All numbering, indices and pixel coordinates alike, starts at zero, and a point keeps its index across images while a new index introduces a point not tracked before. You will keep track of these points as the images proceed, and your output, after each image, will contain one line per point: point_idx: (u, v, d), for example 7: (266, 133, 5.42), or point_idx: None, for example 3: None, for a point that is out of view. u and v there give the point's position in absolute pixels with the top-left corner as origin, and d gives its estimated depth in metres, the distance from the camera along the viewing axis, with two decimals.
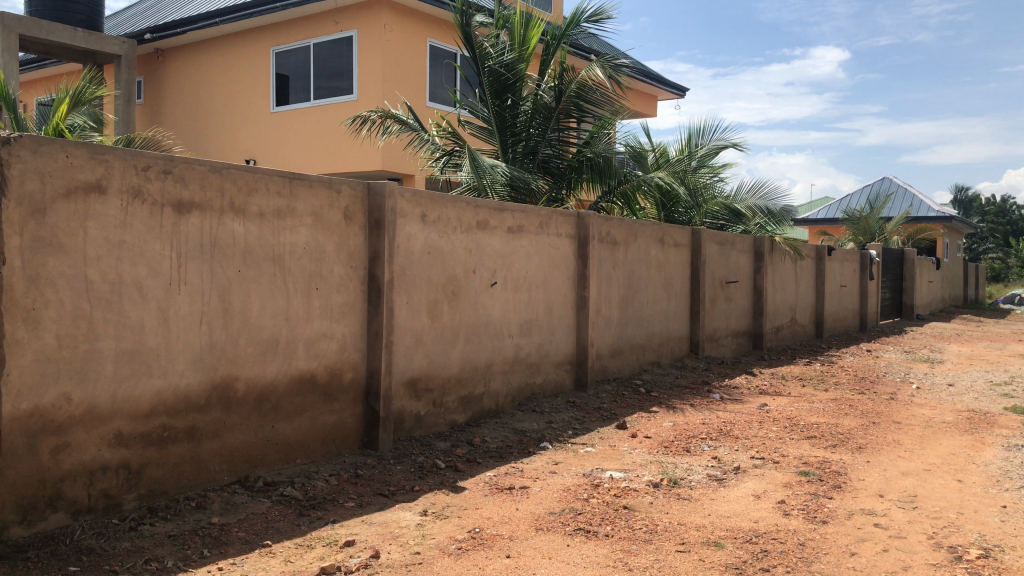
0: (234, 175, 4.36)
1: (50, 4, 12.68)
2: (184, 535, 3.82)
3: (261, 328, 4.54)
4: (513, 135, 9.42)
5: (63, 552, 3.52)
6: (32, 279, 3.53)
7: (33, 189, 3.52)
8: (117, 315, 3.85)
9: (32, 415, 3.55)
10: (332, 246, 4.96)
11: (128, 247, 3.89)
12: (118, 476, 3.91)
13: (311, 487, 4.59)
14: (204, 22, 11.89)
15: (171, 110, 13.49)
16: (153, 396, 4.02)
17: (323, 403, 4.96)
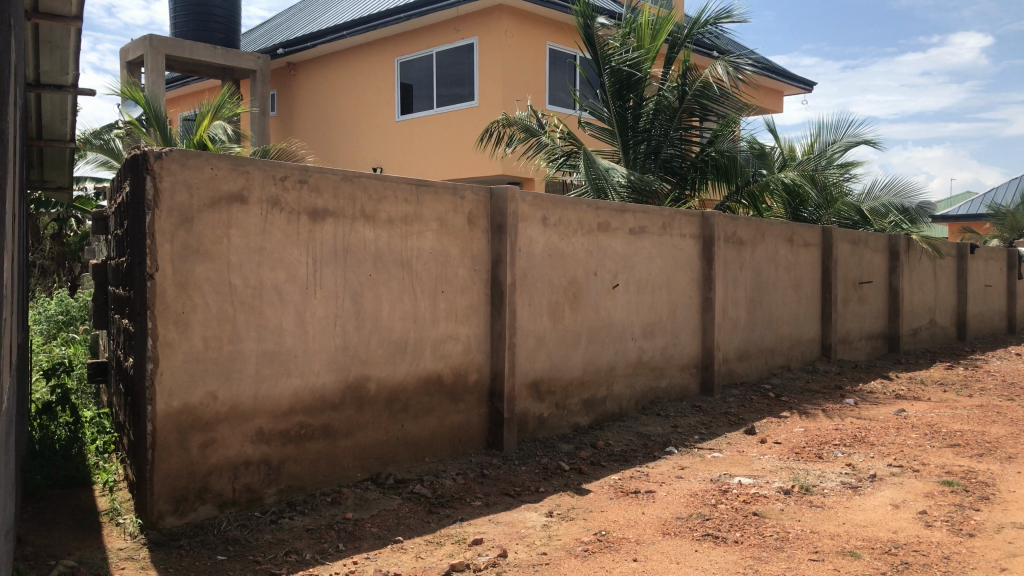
0: (364, 184, 4.52)
1: (193, 25, 13.46)
2: (321, 529, 3.99)
3: (391, 330, 4.69)
4: (635, 135, 9.36)
5: (212, 542, 3.74)
6: (182, 284, 3.78)
7: (182, 200, 3.76)
8: (258, 318, 4.06)
9: (183, 412, 3.80)
10: (457, 250, 5.07)
11: (268, 253, 4.10)
12: (260, 471, 4.12)
13: (439, 485, 4.70)
14: (333, 35, 12.35)
15: (304, 122, 14.06)
16: (291, 394, 4.22)
17: (450, 404, 5.08)
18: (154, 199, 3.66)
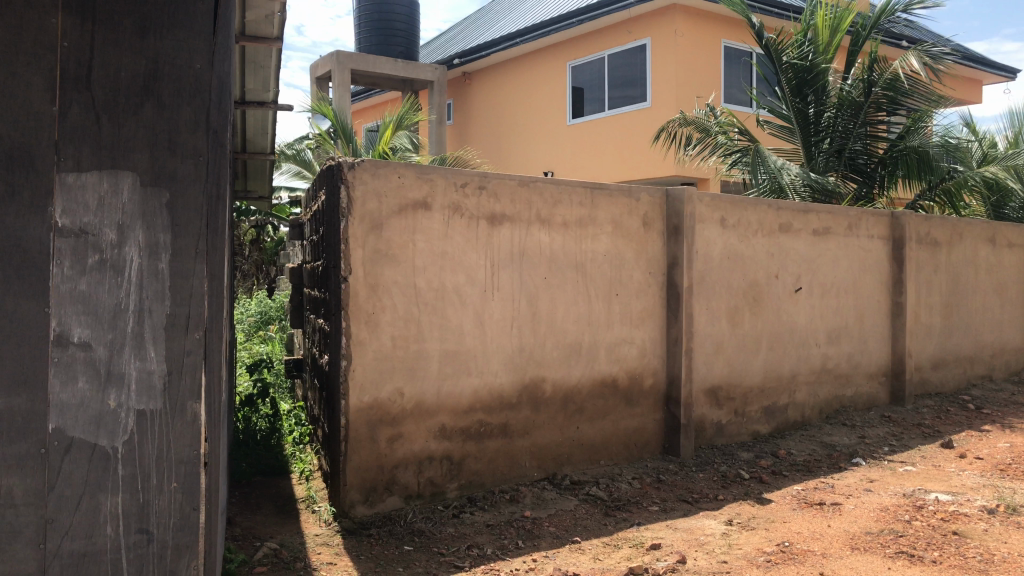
0: (541, 188, 4.60)
1: (376, 40, 14.13)
2: (500, 526, 4.09)
3: (566, 333, 4.75)
4: (817, 133, 8.99)
5: (399, 532, 3.92)
6: (372, 286, 3.99)
7: (372, 208, 3.98)
8: (441, 318, 4.23)
9: (373, 407, 4.01)
10: (633, 253, 5.06)
11: (450, 256, 4.25)
12: (443, 466, 4.27)
13: (615, 488, 4.70)
14: (507, 43, 12.62)
15: (479, 130, 14.44)
16: (471, 393, 4.35)
17: (626, 407, 5.07)
18: (348, 207, 3.90)
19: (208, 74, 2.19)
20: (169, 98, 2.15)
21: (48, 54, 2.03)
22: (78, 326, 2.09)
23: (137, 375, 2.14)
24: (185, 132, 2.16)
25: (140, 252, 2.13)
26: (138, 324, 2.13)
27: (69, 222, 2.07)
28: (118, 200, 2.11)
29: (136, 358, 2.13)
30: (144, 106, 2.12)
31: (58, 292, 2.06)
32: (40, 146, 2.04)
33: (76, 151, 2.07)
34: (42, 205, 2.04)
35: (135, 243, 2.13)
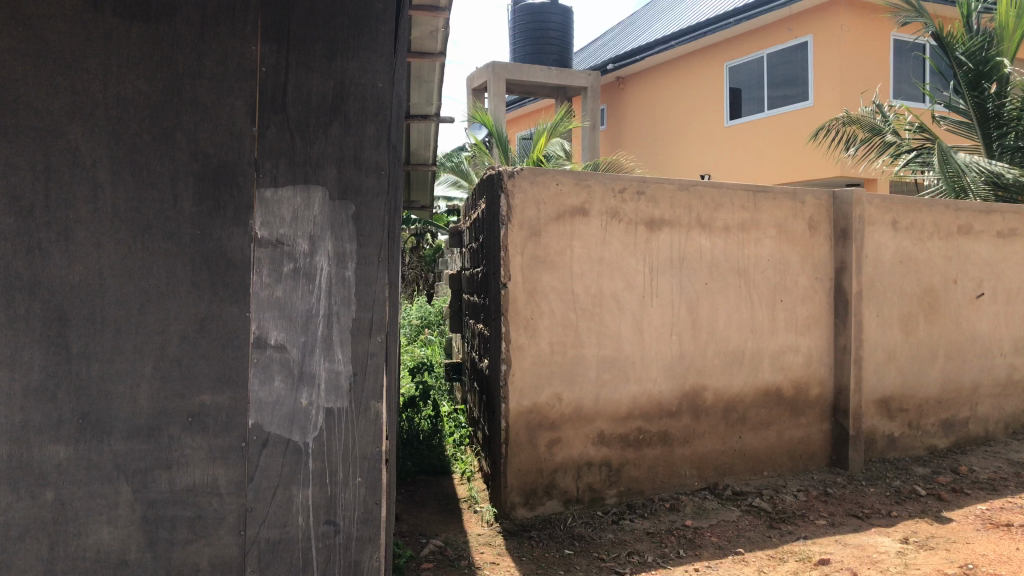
0: (701, 193, 4.54)
1: (531, 49, 14.34)
2: (661, 533, 4.06)
3: (728, 340, 4.66)
4: (998, 126, 8.33)
5: (559, 536, 3.97)
6: (531, 292, 4.08)
7: (531, 215, 4.07)
8: (599, 324, 4.25)
9: (532, 411, 4.08)
10: (797, 257, 4.90)
11: (608, 262, 4.27)
12: (602, 472, 4.29)
13: (780, 500, 4.55)
14: (661, 46, 12.48)
15: (634, 135, 14.34)
16: (630, 400, 4.34)
17: (790, 417, 4.91)
18: (507, 214, 4.01)
19: (390, 92, 2.32)
20: (354, 116, 2.29)
21: (249, 79, 2.22)
22: (274, 329, 2.26)
23: (326, 376, 2.28)
24: (368, 147, 2.30)
25: (329, 261, 2.29)
26: (327, 328, 2.28)
27: (267, 234, 2.24)
28: (310, 213, 2.27)
29: (326, 359, 2.28)
30: (331, 125, 2.27)
31: (257, 298, 2.24)
32: (242, 164, 2.22)
33: (273, 168, 2.24)
34: (244, 218, 2.23)
35: (324, 252, 2.28)
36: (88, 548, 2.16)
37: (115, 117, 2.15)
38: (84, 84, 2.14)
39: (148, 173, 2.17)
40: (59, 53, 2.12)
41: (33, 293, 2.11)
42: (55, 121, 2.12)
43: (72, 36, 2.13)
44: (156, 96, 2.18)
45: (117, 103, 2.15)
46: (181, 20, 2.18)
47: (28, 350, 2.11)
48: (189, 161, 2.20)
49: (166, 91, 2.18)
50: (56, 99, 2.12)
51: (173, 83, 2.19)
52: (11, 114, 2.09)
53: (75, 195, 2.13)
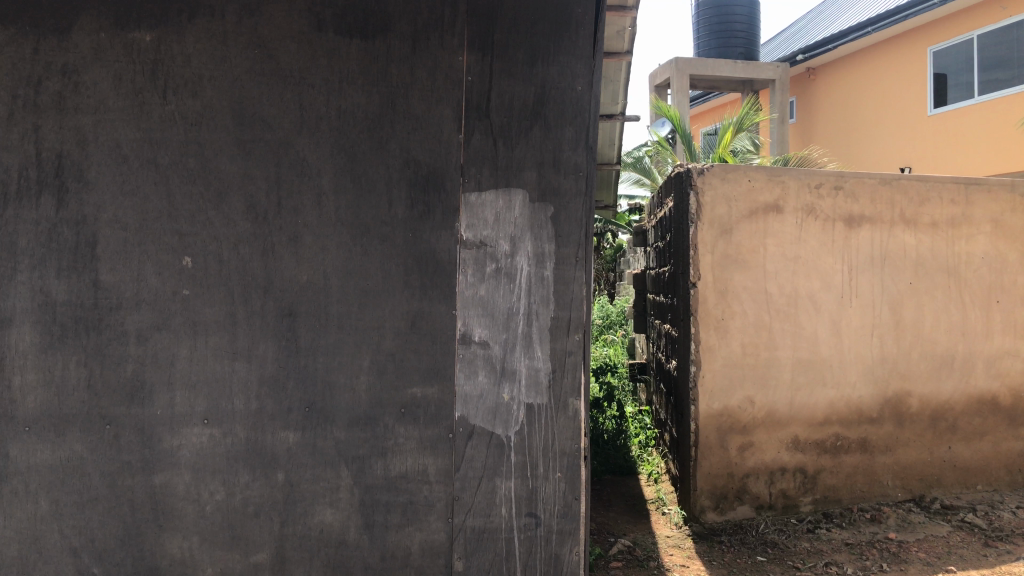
0: (905, 187, 4.28)
1: (715, 43, 14.01)
2: (861, 545, 3.86)
3: (936, 343, 4.36)
4: None
5: (751, 542, 3.88)
6: (722, 292, 4.01)
7: (722, 213, 4.01)
8: (793, 325, 4.10)
9: (723, 413, 4.01)
10: (1016, 255, 4.52)
11: (803, 262, 4.12)
12: (796, 478, 4.13)
13: (997, 517, 4.20)
14: (856, 33, 11.83)
15: (826, 128, 13.67)
16: (828, 404, 4.16)
17: (1009, 427, 4.53)
18: (697, 213, 3.97)
19: (588, 95, 2.38)
20: (554, 119, 2.36)
21: (456, 89, 2.35)
22: (478, 327, 2.36)
23: (527, 372, 2.36)
24: (567, 149, 2.37)
25: (529, 260, 2.36)
26: (527, 325, 2.36)
27: (472, 236, 2.35)
28: (511, 215, 2.35)
29: (526, 356, 2.36)
30: (533, 129, 2.35)
31: (463, 297, 2.36)
32: (450, 169, 2.35)
33: (478, 173, 2.35)
34: (451, 221, 2.35)
35: (525, 252, 2.36)
36: (314, 527, 2.34)
37: (337, 129, 2.33)
38: (310, 99, 2.32)
39: (367, 179, 2.34)
40: (288, 71, 2.32)
41: (267, 291, 2.31)
42: (285, 135, 2.32)
43: (300, 56, 2.32)
44: (373, 108, 2.34)
45: (338, 117, 2.33)
46: (395, 36, 2.34)
47: (263, 343, 2.31)
48: (402, 168, 2.35)
49: (381, 103, 2.34)
50: (286, 115, 2.32)
51: (388, 96, 2.34)
52: (248, 128, 2.31)
53: (303, 202, 2.33)
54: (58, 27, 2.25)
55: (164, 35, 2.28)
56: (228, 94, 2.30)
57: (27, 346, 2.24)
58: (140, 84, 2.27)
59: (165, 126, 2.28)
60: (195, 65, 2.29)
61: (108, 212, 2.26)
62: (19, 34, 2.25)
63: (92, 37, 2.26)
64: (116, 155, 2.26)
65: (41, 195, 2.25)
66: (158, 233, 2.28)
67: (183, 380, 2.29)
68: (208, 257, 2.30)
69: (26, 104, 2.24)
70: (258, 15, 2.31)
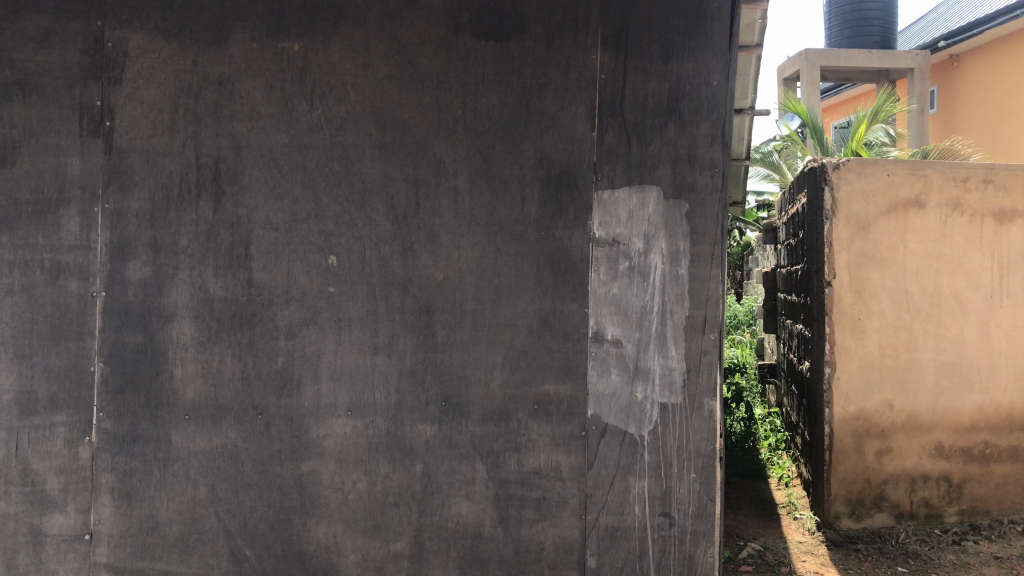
0: None
1: (849, 33, 13.47)
2: (1013, 559, 3.64)
3: None
4: None
5: (891, 551, 3.73)
6: (859, 291, 3.87)
7: (858, 208, 3.86)
8: (937, 326, 3.88)
9: (860, 417, 3.85)
10: None
11: (948, 259, 3.90)
12: (940, 487, 3.90)
13: None
14: (1004, 16, 11.07)
15: (971, 117, 12.87)
16: (975, 410, 3.89)
17: None
18: (832, 209, 3.85)
19: (723, 89, 2.36)
20: (689, 116, 2.36)
21: (590, 87, 2.37)
22: (611, 325, 2.37)
23: (660, 372, 2.36)
24: (702, 146, 2.36)
25: (663, 259, 2.36)
26: (660, 324, 2.36)
27: (605, 233, 2.37)
28: (645, 212, 2.36)
29: (660, 354, 2.36)
30: (667, 125, 2.35)
31: (595, 294, 2.37)
32: (583, 168, 2.37)
33: (611, 171, 2.36)
34: (583, 219, 2.37)
35: (659, 250, 2.36)
36: (450, 519, 2.40)
37: (473, 130, 2.39)
38: (447, 102, 2.39)
39: (501, 179, 2.38)
40: (426, 75, 2.39)
41: (406, 288, 2.39)
42: (424, 137, 2.39)
43: (438, 60, 2.39)
44: (507, 108, 2.38)
45: (474, 118, 2.38)
46: (530, 36, 2.38)
47: (402, 339, 2.39)
48: (535, 167, 2.38)
49: (516, 103, 2.38)
50: (424, 117, 2.39)
51: (523, 96, 2.38)
52: (389, 131, 2.39)
53: (440, 202, 2.39)
54: (215, 39, 2.38)
55: (311, 44, 2.39)
56: (370, 98, 2.39)
57: (187, 339, 2.38)
58: (289, 91, 2.39)
59: (312, 131, 2.39)
60: (340, 72, 2.39)
61: (260, 213, 2.39)
62: (179, 47, 2.38)
63: (245, 48, 2.39)
64: (268, 160, 2.38)
65: (199, 198, 2.38)
66: (306, 234, 2.39)
67: (328, 373, 2.40)
68: (352, 255, 2.39)
69: (186, 112, 2.38)
70: (398, 21, 2.39)
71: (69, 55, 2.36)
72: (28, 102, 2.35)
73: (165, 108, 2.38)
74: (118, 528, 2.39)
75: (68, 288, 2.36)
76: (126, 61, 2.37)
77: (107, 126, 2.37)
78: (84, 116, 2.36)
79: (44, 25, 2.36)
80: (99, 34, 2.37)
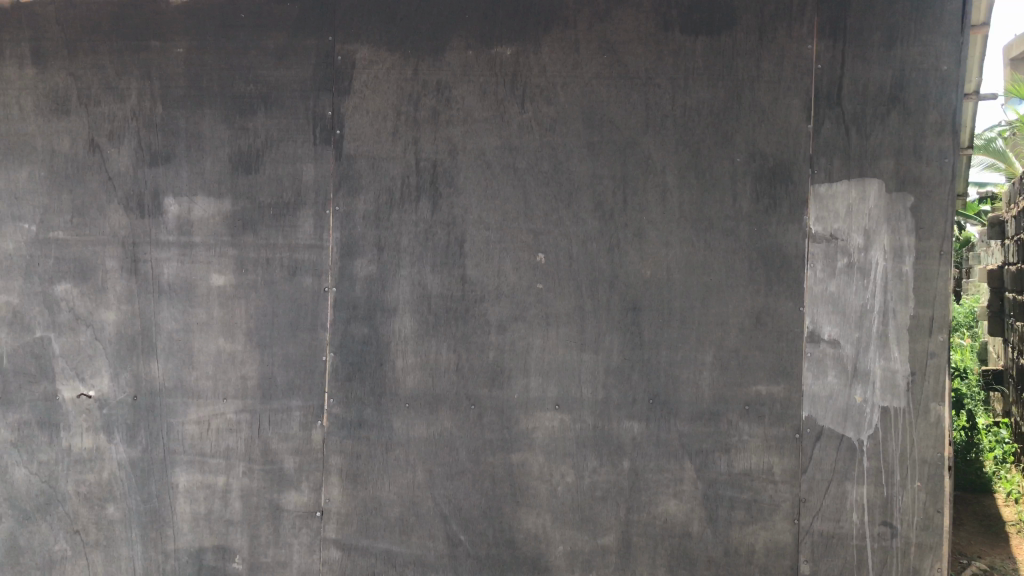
0: None
1: None
2: None
3: None
4: None
5: None
6: None
7: None
8: None
9: None
10: None
11: None
12: None
13: None
14: None
15: None
16: None
17: None
18: None
19: (954, 73, 2.25)
20: (914, 103, 2.28)
21: (805, 77, 2.33)
22: (828, 324, 2.32)
23: (881, 373, 2.29)
24: (930, 134, 2.27)
25: (885, 255, 2.29)
26: (883, 324, 2.29)
27: (821, 229, 2.33)
28: (865, 206, 2.30)
29: (881, 356, 2.29)
30: (890, 115, 2.29)
31: (811, 292, 2.34)
32: (798, 161, 2.34)
33: (828, 163, 2.32)
34: (798, 213, 2.34)
35: (881, 246, 2.29)
36: (658, 516, 2.41)
37: (682, 126, 2.39)
38: (656, 98, 2.41)
39: (711, 174, 2.38)
40: (635, 73, 2.42)
41: (612, 286, 2.42)
42: (632, 134, 2.42)
43: (647, 57, 2.41)
44: (718, 102, 2.38)
45: (683, 113, 2.39)
46: (741, 28, 2.37)
47: (609, 336, 2.42)
48: (747, 162, 2.36)
49: (727, 97, 2.37)
50: (632, 115, 2.42)
51: (735, 89, 2.37)
52: (597, 130, 2.43)
53: (648, 199, 2.41)
54: (433, 49, 2.51)
55: (522, 48, 2.47)
56: (578, 98, 2.44)
57: (408, 333, 2.53)
58: (501, 95, 2.47)
59: (522, 133, 2.46)
60: (549, 74, 2.45)
61: (474, 213, 2.49)
62: (401, 57, 2.52)
63: (461, 55, 2.50)
64: (481, 161, 2.48)
65: (420, 199, 2.52)
66: (517, 233, 2.47)
67: (537, 368, 2.46)
68: (560, 253, 2.45)
69: (407, 119, 2.52)
70: (607, 20, 2.43)
71: (303, 70, 2.55)
72: (269, 114, 2.57)
73: (389, 115, 2.53)
74: (346, 507, 2.56)
75: (303, 284, 2.56)
76: (353, 73, 2.54)
77: (337, 134, 2.54)
78: (318, 125, 2.55)
79: (283, 43, 2.56)
80: (331, 48, 2.54)
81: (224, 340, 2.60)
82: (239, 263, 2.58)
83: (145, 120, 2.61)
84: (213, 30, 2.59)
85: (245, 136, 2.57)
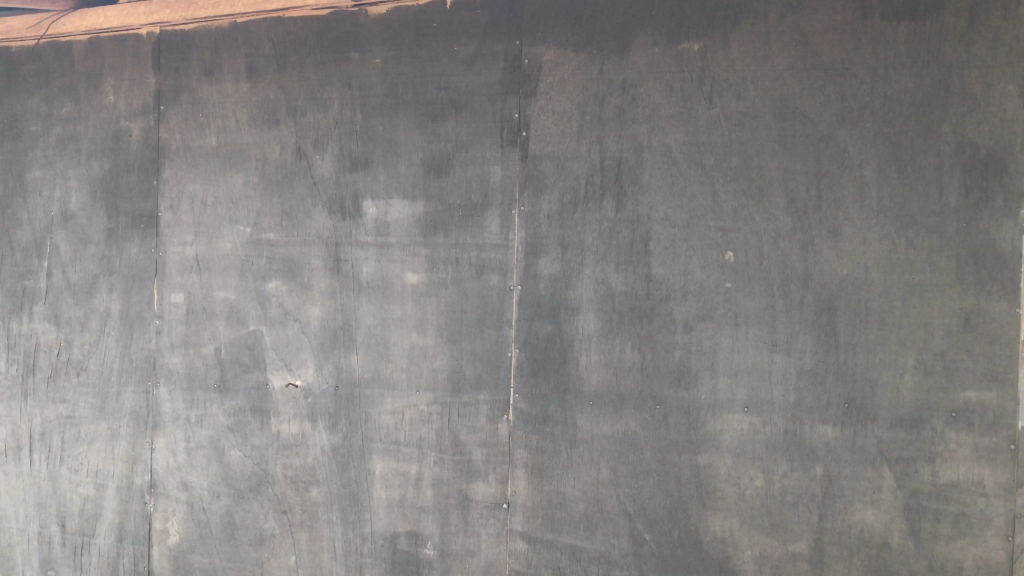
0: None
1: None
2: None
3: None
4: None
5: None
6: None
7: None
8: None
9: None
10: None
11: None
12: None
13: None
14: None
15: None
16: None
17: None
18: None
19: None
20: None
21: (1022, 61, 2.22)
22: None
23: None
24: None
25: None
26: None
27: None
28: None
29: None
30: None
31: None
32: (1014, 152, 2.24)
33: None
34: (1014, 208, 2.24)
35: None
36: (853, 525, 2.36)
37: (883, 118, 2.31)
38: (853, 90, 2.33)
39: (914, 167, 2.29)
40: (831, 64, 2.35)
41: (806, 284, 2.37)
42: (827, 128, 2.35)
43: (843, 47, 2.34)
44: (922, 92, 2.28)
45: (883, 104, 2.31)
46: (949, 12, 2.26)
47: (803, 336, 2.37)
48: (955, 154, 2.27)
49: (931, 86, 2.28)
50: (828, 108, 2.35)
51: (941, 77, 2.27)
52: (790, 124, 2.38)
53: (845, 194, 2.34)
54: (618, 47, 2.51)
55: (711, 42, 2.43)
56: (770, 92, 2.39)
57: (592, 331, 2.55)
58: (688, 91, 2.46)
59: (711, 129, 2.44)
60: (738, 68, 2.42)
61: (659, 211, 2.48)
62: (586, 57, 2.54)
63: (647, 52, 2.49)
64: (667, 159, 2.48)
65: (604, 197, 2.53)
66: (704, 230, 2.45)
67: (725, 368, 2.43)
68: (749, 251, 2.41)
69: (592, 119, 2.54)
70: (800, 10, 2.36)
71: (492, 74, 2.63)
72: (459, 118, 2.66)
73: (574, 115, 2.56)
74: (532, 500, 2.63)
75: (490, 283, 2.64)
76: (540, 76, 2.59)
77: (524, 136, 2.61)
78: (505, 128, 2.62)
79: (473, 49, 2.64)
80: (518, 53, 2.61)
81: (417, 335, 2.72)
82: (431, 262, 2.70)
83: (346, 128, 2.77)
84: (408, 39, 2.71)
85: (436, 141, 2.68)
